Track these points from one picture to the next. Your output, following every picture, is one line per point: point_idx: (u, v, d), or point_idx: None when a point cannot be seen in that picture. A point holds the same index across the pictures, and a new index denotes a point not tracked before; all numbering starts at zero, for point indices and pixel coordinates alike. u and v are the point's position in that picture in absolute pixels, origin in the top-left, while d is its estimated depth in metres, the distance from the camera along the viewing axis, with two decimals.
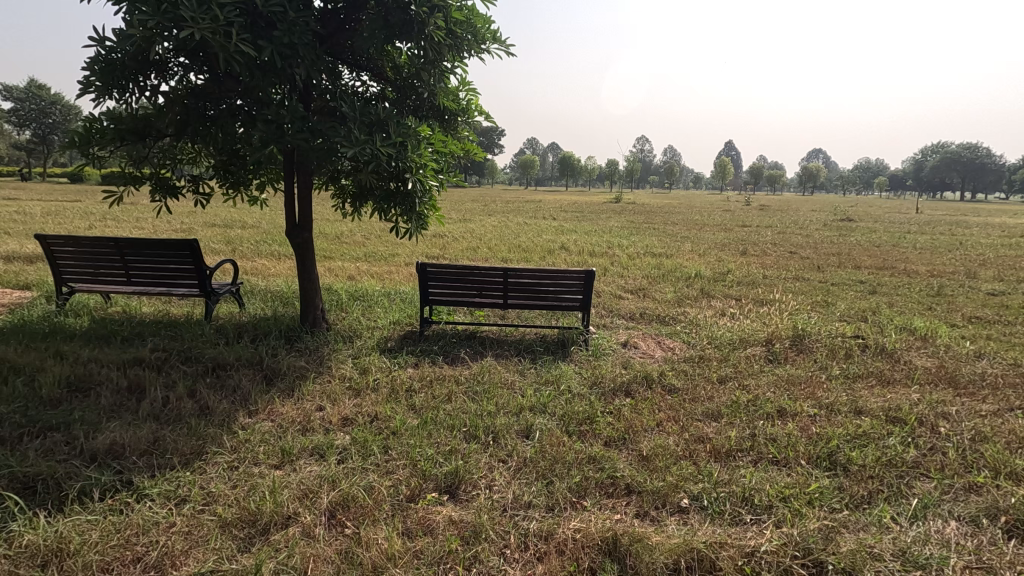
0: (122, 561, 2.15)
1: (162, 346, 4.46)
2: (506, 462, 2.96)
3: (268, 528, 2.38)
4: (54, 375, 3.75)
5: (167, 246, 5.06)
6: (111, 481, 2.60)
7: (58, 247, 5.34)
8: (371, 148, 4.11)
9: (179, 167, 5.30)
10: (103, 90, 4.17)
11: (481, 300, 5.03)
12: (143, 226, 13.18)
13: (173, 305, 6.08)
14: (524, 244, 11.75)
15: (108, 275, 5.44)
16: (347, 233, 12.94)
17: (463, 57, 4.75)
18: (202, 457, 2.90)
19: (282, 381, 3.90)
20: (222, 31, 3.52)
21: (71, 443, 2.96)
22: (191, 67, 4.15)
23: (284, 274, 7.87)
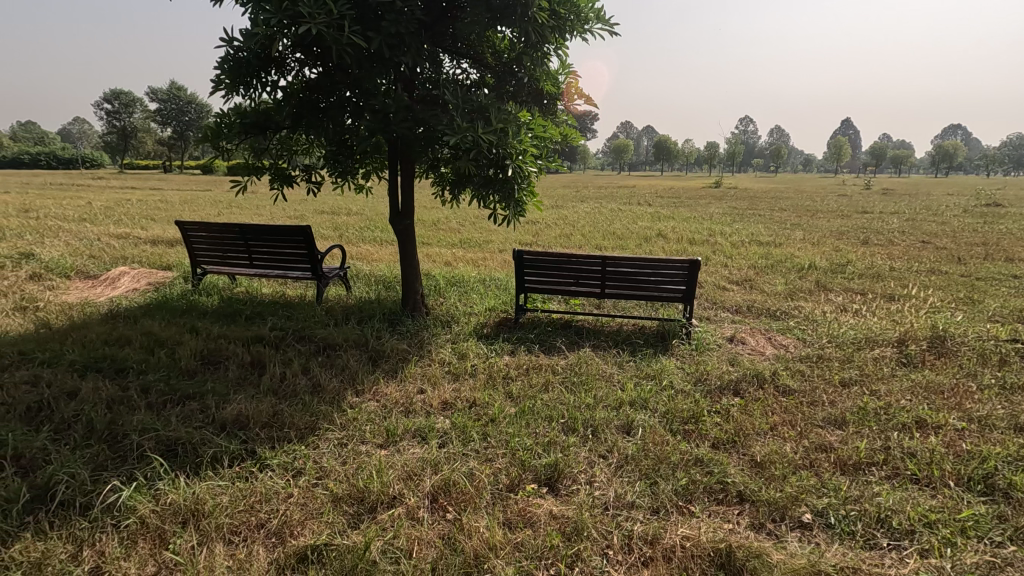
0: (249, 525, 2.32)
1: (280, 325, 4.81)
2: (606, 458, 2.86)
3: (375, 506, 2.46)
4: (190, 348, 4.15)
5: (284, 232, 5.43)
6: (238, 450, 2.82)
7: (193, 232, 5.92)
8: (473, 134, 4.10)
9: (293, 158, 5.65)
10: (231, 88, 4.51)
11: (578, 289, 4.93)
12: (262, 213, 14.36)
13: (289, 286, 6.54)
14: (619, 231, 11.45)
15: (233, 257, 5.95)
16: (444, 219, 13.32)
17: (565, 39, 4.62)
18: (315, 432, 3.08)
19: (386, 363, 4.06)
20: (335, 25, 3.66)
21: (205, 411, 3.26)
22: (307, 61, 4.37)
23: (386, 259, 8.22)
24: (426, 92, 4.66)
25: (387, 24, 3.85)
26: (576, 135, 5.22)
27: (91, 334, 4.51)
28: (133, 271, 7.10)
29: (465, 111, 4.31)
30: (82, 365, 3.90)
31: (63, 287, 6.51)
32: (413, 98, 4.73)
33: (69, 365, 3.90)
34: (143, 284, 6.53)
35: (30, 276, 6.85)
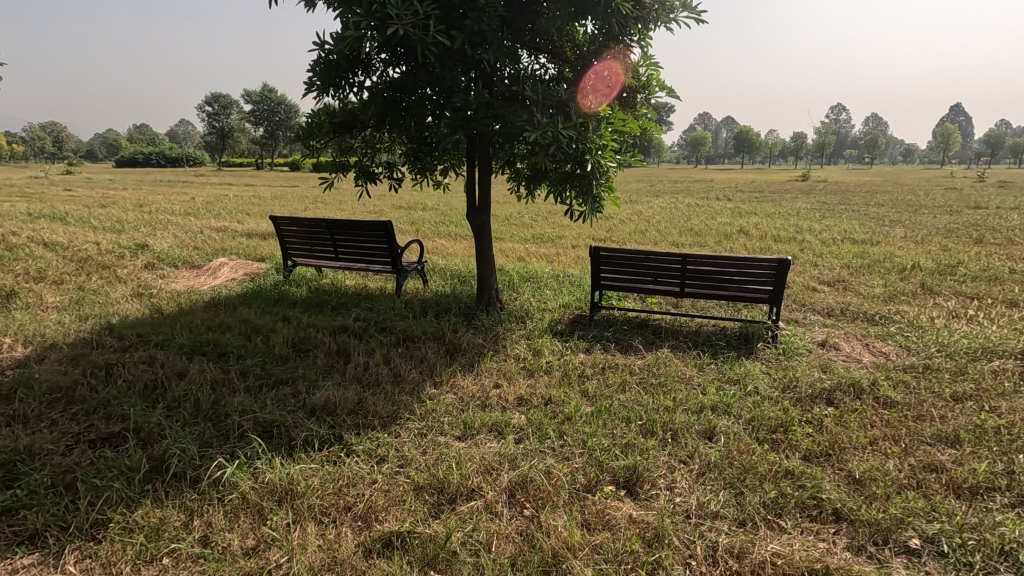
0: (337, 508, 2.44)
1: (362, 316, 5.02)
2: (687, 464, 2.76)
3: (455, 498, 2.51)
4: (283, 336, 4.42)
5: (367, 227, 5.66)
6: (327, 435, 2.97)
7: (285, 226, 6.31)
8: (553, 130, 4.08)
9: (376, 155, 5.86)
10: (322, 89, 4.74)
11: (656, 287, 4.80)
12: (344, 208, 15.06)
13: (370, 278, 6.82)
14: (697, 227, 11.03)
15: (320, 250, 6.28)
16: (516, 214, 13.40)
17: (649, 29, 4.47)
18: (397, 421, 3.19)
19: (463, 356, 4.13)
20: (421, 25, 3.74)
21: (296, 396, 3.46)
22: (392, 62, 4.51)
23: (461, 253, 8.38)
24: (506, 88, 4.68)
25: (470, 22, 3.89)
26: (657, 129, 5.06)
27: (197, 320, 4.91)
28: (231, 262, 7.66)
29: (544, 106, 4.30)
30: (189, 348, 4.25)
31: (172, 276, 7.13)
32: (492, 94, 4.76)
33: (179, 348, 4.26)
34: (240, 274, 7.02)
35: (144, 265, 7.55)
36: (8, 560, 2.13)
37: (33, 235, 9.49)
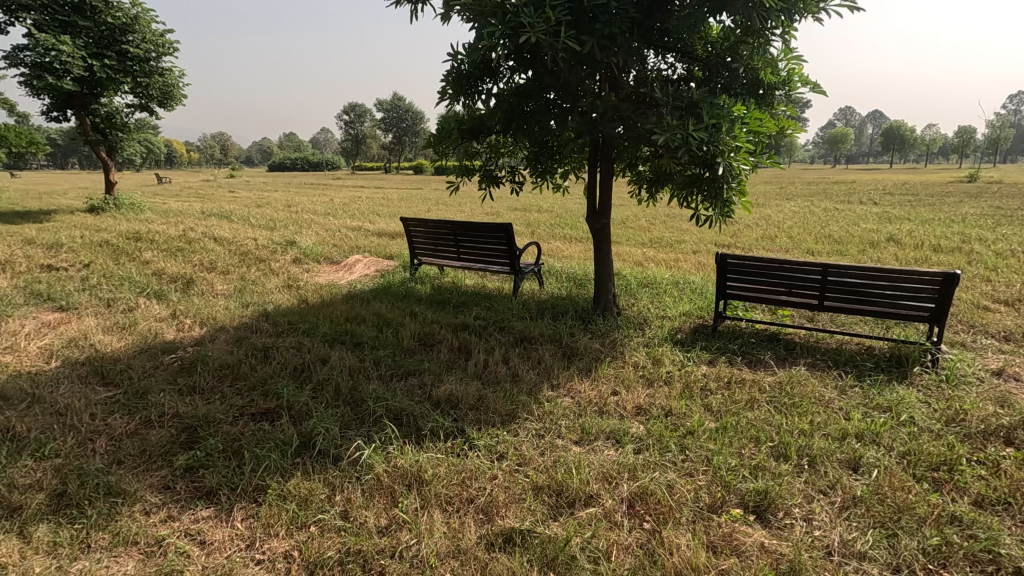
0: (461, 498, 2.55)
1: (482, 315, 5.21)
2: (827, 495, 2.53)
3: (574, 502, 2.52)
4: (410, 330, 4.72)
5: (488, 229, 5.85)
6: (451, 427, 3.12)
7: (413, 228, 6.73)
8: (683, 132, 3.93)
9: (499, 160, 6.02)
10: (453, 98, 4.98)
11: (790, 299, 4.44)
12: (464, 210, 15.72)
13: (488, 278, 7.05)
14: (837, 234, 10.04)
15: (444, 251, 6.62)
16: (632, 218, 13.11)
17: (793, 20, 4.14)
18: (516, 419, 3.26)
19: (580, 360, 4.12)
20: (552, 31, 3.79)
21: (423, 387, 3.68)
22: (519, 69, 4.62)
23: (576, 256, 8.38)
24: (632, 90, 4.59)
25: (601, 25, 3.86)
26: (796, 127, 4.67)
27: (336, 311, 5.41)
28: (364, 259, 8.32)
29: (674, 108, 4.15)
30: (330, 337, 4.69)
31: (315, 270, 7.90)
32: (618, 97, 4.70)
33: (322, 336, 4.72)
34: (372, 271, 7.60)
35: (292, 260, 8.45)
36: (191, 510, 2.49)
37: (207, 230, 11.03)
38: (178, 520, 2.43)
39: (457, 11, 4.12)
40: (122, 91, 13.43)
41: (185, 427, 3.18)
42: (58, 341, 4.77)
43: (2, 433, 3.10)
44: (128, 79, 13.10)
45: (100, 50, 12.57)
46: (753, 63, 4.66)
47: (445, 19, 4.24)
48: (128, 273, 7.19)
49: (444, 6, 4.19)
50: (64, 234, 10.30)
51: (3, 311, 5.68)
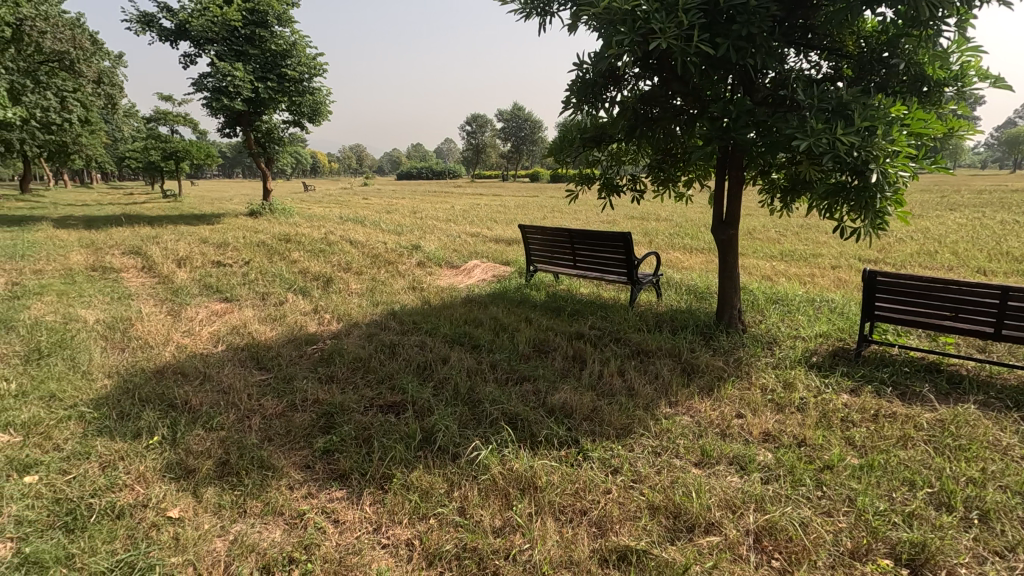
0: (574, 510, 2.53)
1: (597, 325, 5.15)
2: (1004, 559, 2.15)
3: (693, 528, 2.39)
4: (526, 336, 4.80)
5: (606, 238, 5.78)
6: (565, 436, 3.12)
7: (531, 236, 6.86)
8: (829, 136, 3.59)
9: (620, 168, 5.92)
10: (576, 106, 4.98)
11: (955, 325, 3.88)
12: (579, 218, 15.71)
13: (604, 288, 6.96)
14: (1019, 251, 8.57)
15: (560, 258, 6.65)
16: (761, 228, 12.24)
17: (972, 6, 3.62)
18: (631, 434, 3.18)
19: (701, 378, 3.92)
20: (685, 36, 3.66)
21: (537, 394, 3.71)
22: (645, 75, 4.51)
23: (698, 268, 8.00)
24: (769, 93, 4.30)
25: (738, 26, 3.64)
26: (970, 128, 4.07)
27: (456, 314, 5.65)
28: (482, 264, 8.62)
29: (820, 111, 3.81)
30: (451, 338, 4.91)
31: (437, 273, 8.34)
32: (753, 101, 4.41)
33: (443, 336, 4.96)
34: (489, 276, 7.84)
35: (417, 263, 8.99)
36: (327, 490, 2.73)
37: (344, 234, 12.11)
38: (316, 497, 2.67)
39: (584, 20, 4.12)
40: (279, 109, 15.20)
41: (323, 413, 3.50)
42: (224, 328, 5.51)
43: (182, 404, 3.63)
44: (285, 98, 14.80)
45: (265, 74, 14.39)
46: (917, 58, 4.15)
47: (572, 28, 4.25)
48: (279, 271, 8.11)
49: (571, 16, 4.19)
50: (230, 234, 11.86)
51: (184, 300, 6.66)
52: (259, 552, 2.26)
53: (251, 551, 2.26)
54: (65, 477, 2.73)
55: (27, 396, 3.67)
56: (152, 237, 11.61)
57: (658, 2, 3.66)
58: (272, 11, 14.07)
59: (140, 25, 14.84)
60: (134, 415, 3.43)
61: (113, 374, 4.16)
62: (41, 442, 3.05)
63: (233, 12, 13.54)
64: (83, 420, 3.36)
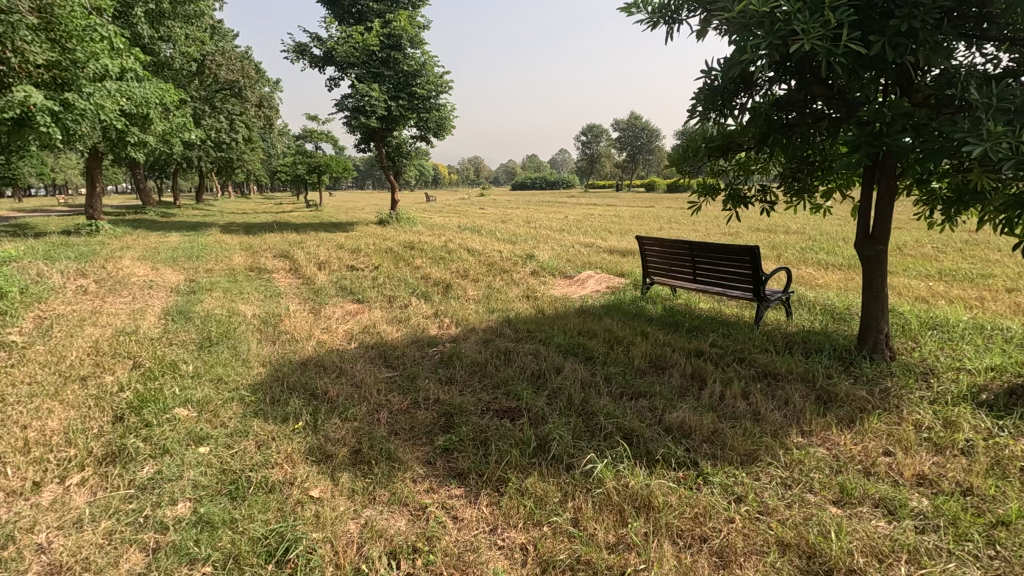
0: (693, 536, 2.42)
1: (719, 343, 4.89)
2: None
3: (830, 572, 2.18)
4: (642, 350, 4.68)
5: (730, 251, 5.47)
6: (684, 457, 3.00)
7: (649, 247, 6.70)
8: (1011, 140, 3.10)
9: (749, 178, 5.58)
10: (702, 115, 4.78)
11: None
12: (698, 230, 15.04)
13: (725, 304, 6.59)
14: None
15: (679, 271, 6.42)
16: (914, 244, 10.87)
17: None
18: (757, 462, 2.97)
19: (840, 408, 3.56)
20: (831, 36, 3.37)
21: (653, 411, 3.61)
22: (781, 78, 4.22)
23: (835, 286, 7.29)
24: (932, 93, 3.82)
25: (897, 21, 3.29)
26: None
27: (570, 324, 5.67)
28: (596, 275, 8.57)
29: (998, 112, 3.31)
30: (564, 348, 4.94)
31: (551, 283, 8.43)
32: (911, 103, 3.94)
33: (556, 346, 5.00)
34: (603, 287, 7.77)
35: (532, 272, 9.15)
36: (447, 487, 2.86)
37: (462, 242, 12.66)
38: (437, 493, 2.82)
39: (715, 26, 3.95)
40: (408, 126, 16.32)
41: (443, 413, 3.69)
42: (357, 327, 6.01)
43: (322, 394, 4.01)
44: (414, 115, 15.87)
45: (397, 93, 15.55)
46: None
47: (701, 34, 4.10)
48: (404, 276, 8.68)
49: (700, 22, 4.05)
50: (362, 241, 12.92)
51: (323, 300, 7.37)
52: (387, 538, 2.43)
53: (380, 536, 2.43)
54: (230, 450, 3.15)
55: (201, 377, 4.28)
56: (297, 243, 13.00)
57: (801, 2, 3.42)
58: (406, 35, 15.22)
59: (295, 54, 16.75)
60: (284, 401, 3.86)
61: (267, 363, 4.71)
62: (212, 418, 3.55)
63: (373, 38, 14.86)
64: (244, 402, 3.85)
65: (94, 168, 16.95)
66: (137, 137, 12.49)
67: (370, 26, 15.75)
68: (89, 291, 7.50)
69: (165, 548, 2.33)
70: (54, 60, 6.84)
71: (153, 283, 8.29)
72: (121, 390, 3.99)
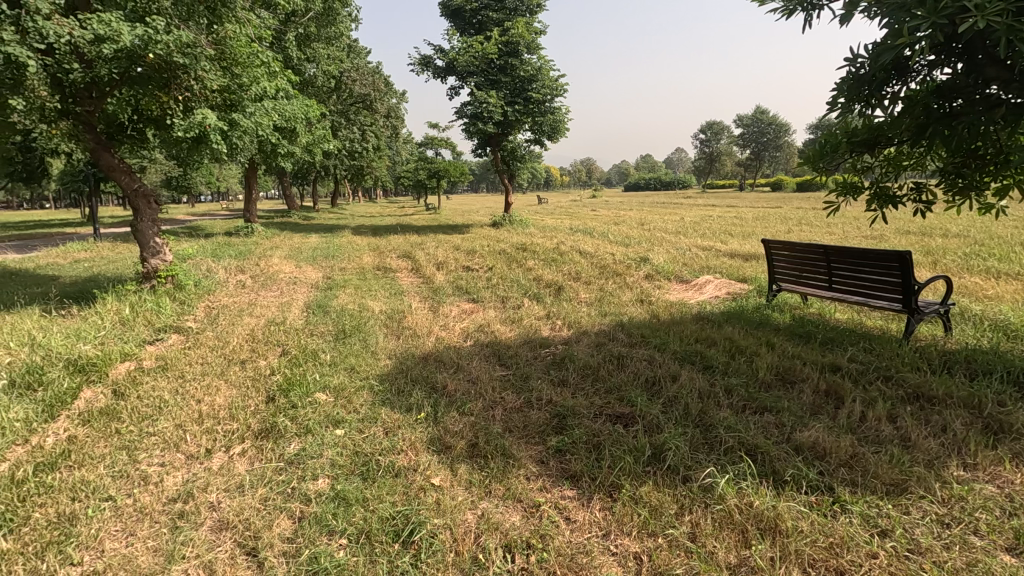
0: (827, 567, 2.23)
1: (860, 358, 4.43)
2: None
3: None
4: (768, 362, 4.37)
5: (875, 257, 4.92)
6: (816, 481, 2.76)
7: (778, 251, 6.23)
8: None
9: (900, 175, 4.98)
10: (844, 108, 4.33)
11: None
12: (834, 232, 13.69)
13: (867, 315, 5.94)
14: None
15: (812, 278, 5.90)
16: None
17: None
18: (905, 493, 2.65)
19: (1016, 441, 3.06)
20: (1013, 10, 2.91)
21: (781, 428, 3.36)
22: (944, 62, 3.72)
23: (1010, 298, 6.26)
24: None
25: None
26: None
27: (687, 330, 5.45)
28: (715, 280, 8.14)
29: None
30: (680, 355, 4.75)
31: (667, 287, 8.15)
32: None
33: (672, 353, 4.83)
34: (722, 293, 7.37)
35: (646, 275, 8.91)
36: (560, 488, 2.89)
37: (574, 244, 12.68)
38: (549, 492, 2.85)
39: (863, 8, 3.57)
40: (523, 130, 16.65)
41: (555, 414, 3.73)
42: (473, 325, 6.26)
43: (442, 387, 4.24)
44: (529, 119, 16.16)
45: (513, 98, 15.93)
46: None
47: (844, 20, 3.74)
48: (517, 278, 8.88)
49: (845, 6, 3.68)
50: (477, 243, 13.41)
51: (441, 298, 7.77)
52: (502, 531, 2.51)
53: (496, 529, 2.52)
54: (362, 434, 3.44)
55: (337, 366, 4.71)
56: (418, 244, 13.82)
57: None
58: (523, 41, 15.54)
59: (421, 66, 17.81)
60: (408, 392, 4.13)
61: (392, 355, 5.07)
62: (347, 403, 3.90)
63: (492, 46, 15.38)
64: (373, 391, 4.18)
65: (251, 177, 19.33)
66: (286, 148, 14.03)
67: (489, 35, 16.31)
68: (246, 285, 8.56)
69: (309, 517, 2.60)
70: (226, 84, 7.88)
71: (296, 279, 9.27)
72: (272, 374, 4.52)
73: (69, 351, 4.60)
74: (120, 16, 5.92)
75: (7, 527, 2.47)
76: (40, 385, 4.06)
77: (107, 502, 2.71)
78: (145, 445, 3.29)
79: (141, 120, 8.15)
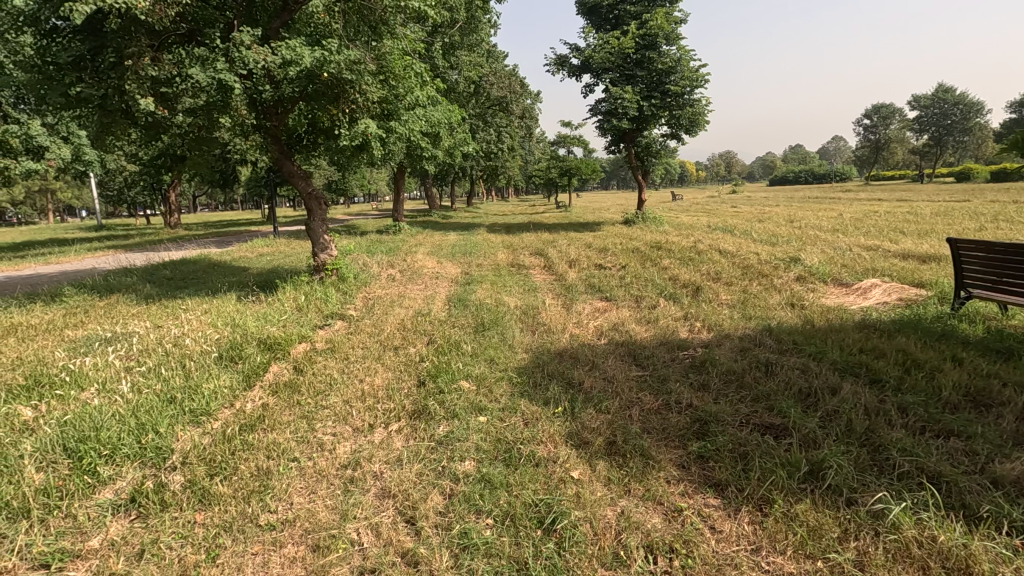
0: None
1: None
2: None
3: None
4: (954, 380, 3.79)
5: None
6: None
7: (968, 252, 5.34)
8: None
9: None
10: None
11: None
12: None
13: None
14: None
15: (1014, 285, 4.96)
16: None
17: None
18: None
19: None
20: None
21: (973, 456, 2.90)
22: None
23: None
24: None
25: None
26: None
27: (849, 339, 4.91)
28: (883, 283, 7.21)
29: None
30: (841, 366, 4.30)
31: (823, 291, 7.39)
32: None
33: (831, 363, 4.39)
34: (892, 298, 6.52)
35: (797, 277, 8.18)
36: (703, 495, 2.79)
37: (714, 243, 11.98)
38: (692, 498, 2.77)
39: None
40: (660, 124, 16.10)
41: (697, 419, 3.59)
42: (607, 324, 6.22)
43: (578, 383, 4.29)
44: (666, 113, 15.58)
45: (650, 92, 15.45)
46: None
47: None
48: (652, 277, 8.63)
49: None
50: (610, 241, 13.25)
51: (574, 296, 7.83)
52: (643, 531, 2.49)
53: (637, 528, 2.51)
54: (503, 422, 3.61)
55: (477, 357, 4.97)
56: (550, 241, 14.01)
57: None
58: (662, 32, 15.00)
59: (556, 65, 18.02)
60: (544, 386, 4.24)
61: (528, 350, 5.23)
62: (488, 393, 4.11)
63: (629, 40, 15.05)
64: (512, 382, 4.35)
65: (399, 179, 20.98)
66: (431, 151, 15.03)
67: (627, 30, 15.98)
68: (396, 279, 9.35)
69: (458, 495, 2.80)
70: (384, 96, 8.65)
71: (438, 274, 9.92)
72: (421, 361, 4.90)
73: (260, 332, 5.39)
74: (302, 41, 6.78)
75: (223, 474, 2.98)
76: (240, 359, 4.82)
77: (293, 463, 3.15)
78: (320, 416, 3.76)
79: (315, 132, 9.26)
